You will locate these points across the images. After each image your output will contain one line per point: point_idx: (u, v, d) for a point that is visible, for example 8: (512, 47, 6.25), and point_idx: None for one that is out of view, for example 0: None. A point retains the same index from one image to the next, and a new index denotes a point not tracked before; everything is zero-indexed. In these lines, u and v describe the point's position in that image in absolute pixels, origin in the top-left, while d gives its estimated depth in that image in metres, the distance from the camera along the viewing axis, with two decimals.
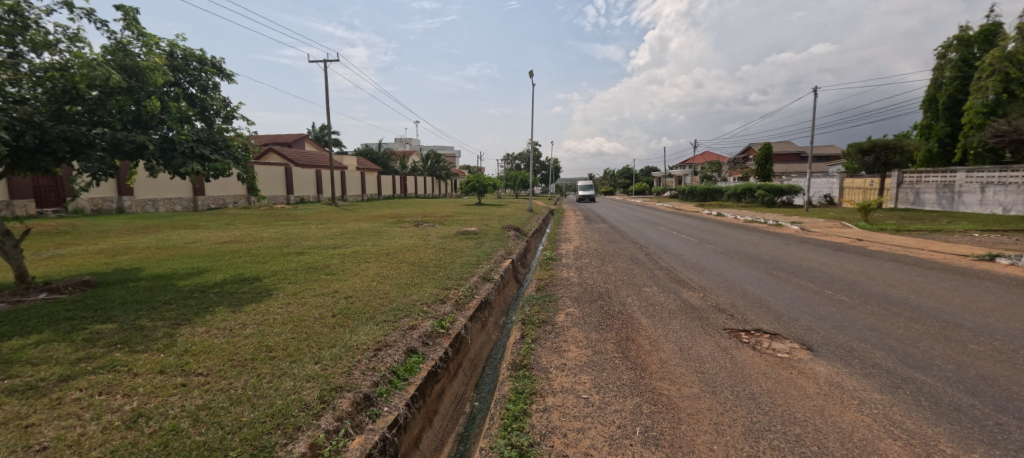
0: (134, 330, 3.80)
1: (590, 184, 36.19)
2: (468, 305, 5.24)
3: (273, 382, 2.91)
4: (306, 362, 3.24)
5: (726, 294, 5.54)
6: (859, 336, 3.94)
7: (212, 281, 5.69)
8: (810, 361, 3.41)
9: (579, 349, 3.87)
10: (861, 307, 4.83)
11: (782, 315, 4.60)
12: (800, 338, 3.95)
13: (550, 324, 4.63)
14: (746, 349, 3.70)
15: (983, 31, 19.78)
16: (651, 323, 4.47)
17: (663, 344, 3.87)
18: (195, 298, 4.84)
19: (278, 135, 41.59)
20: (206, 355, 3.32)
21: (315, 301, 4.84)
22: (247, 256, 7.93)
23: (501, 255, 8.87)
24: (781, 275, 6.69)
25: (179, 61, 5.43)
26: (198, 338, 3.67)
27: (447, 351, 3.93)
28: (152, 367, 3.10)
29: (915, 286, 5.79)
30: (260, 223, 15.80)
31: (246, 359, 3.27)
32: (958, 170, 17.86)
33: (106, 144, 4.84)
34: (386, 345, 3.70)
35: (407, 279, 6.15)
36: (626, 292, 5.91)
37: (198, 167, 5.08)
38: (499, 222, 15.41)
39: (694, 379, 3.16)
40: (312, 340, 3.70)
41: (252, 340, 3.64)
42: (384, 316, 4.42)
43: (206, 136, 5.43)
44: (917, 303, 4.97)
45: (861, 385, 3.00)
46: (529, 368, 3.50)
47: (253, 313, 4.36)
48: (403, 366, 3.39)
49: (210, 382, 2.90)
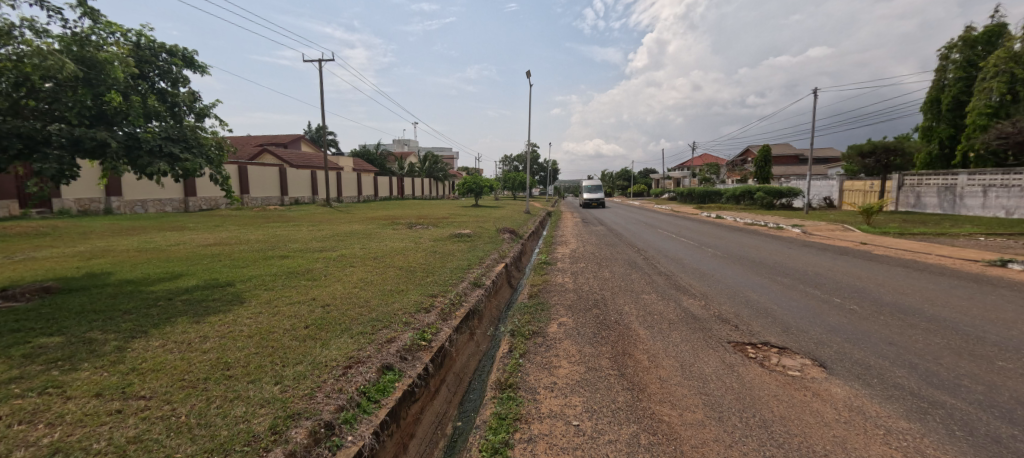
0: (81, 344, 3.45)
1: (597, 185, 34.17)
2: (455, 315, 4.89)
3: (222, 408, 2.57)
4: (265, 383, 2.90)
5: (729, 303, 5.20)
6: (875, 351, 3.61)
7: (181, 287, 5.33)
8: (825, 382, 3.08)
9: (572, 365, 3.55)
10: (874, 318, 4.51)
11: (791, 327, 4.27)
12: (812, 354, 3.62)
13: (540, 337, 4.29)
14: (753, 366, 3.38)
15: (987, 31, 19.59)
16: (649, 335, 4.15)
17: (662, 360, 3.54)
18: (159, 307, 4.47)
19: (275, 136, 41.22)
20: (154, 374, 2.99)
21: (289, 311, 4.49)
22: (228, 260, 7.56)
23: (494, 258, 8.51)
24: (785, 282, 6.35)
25: (146, 53, 5.12)
26: (150, 353, 3.32)
27: (427, 367, 3.59)
28: (89, 389, 2.75)
29: (929, 294, 5.48)
30: (251, 225, 15.38)
31: (197, 379, 2.92)
32: (960, 173, 17.64)
33: (65, 141, 4.53)
34: (358, 361, 3.35)
35: (392, 285, 5.81)
36: (624, 299, 5.58)
37: (166, 167, 4.71)
38: (494, 224, 15.12)
39: (698, 402, 2.83)
40: (277, 356, 3.37)
41: (209, 356, 3.30)
42: (361, 327, 4.07)
43: (176, 134, 5.08)
44: (932, 313, 4.66)
45: (885, 411, 2.67)
46: (515, 389, 3.16)
47: (218, 324, 4.01)
48: (375, 385, 3.05)
49: (150, 407, 2.55)
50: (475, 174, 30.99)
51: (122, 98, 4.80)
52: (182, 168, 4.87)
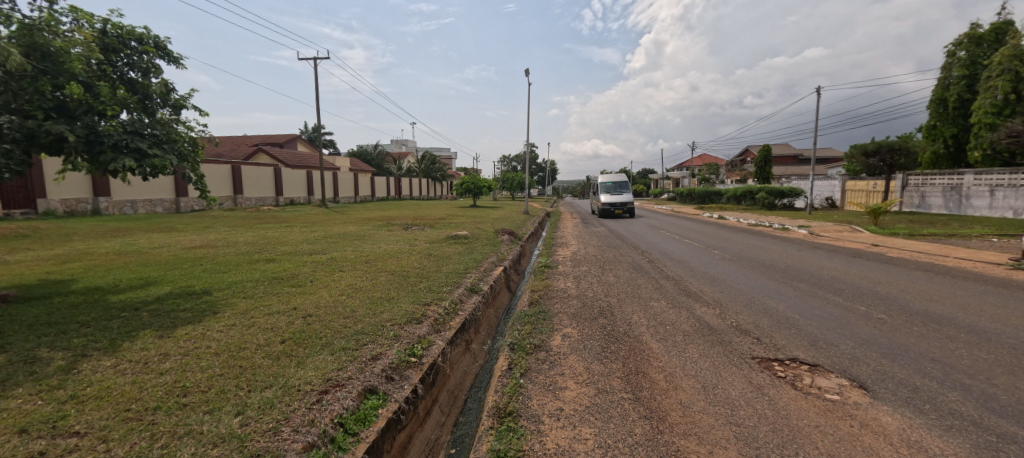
0: (22, 364, 3.03)
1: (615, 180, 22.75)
2: (449, 325, 4.49)
3: (166, 448, 2.17)
4: (224, 415, 2.49)
5: (746, 312, 4.80)
6: (918, 369, 3.23)
7: (152, 296, 4.90)
8: (871, 408, 2.69)
9: (579, 386, 3.15)
10: (907, 329, 4.12)
11: (819, 340, 3.87)
12: (848, 372, 3.23)
13: (543, 351, 3.88)
14: (785, 388, 2.99)
15: (993, 29, 19.35)
16: (663, 350, 3.75)
17: (681, 380, 3.16)
18: (122, 318, 4.05)
19: (270, 136, 40.82)
20: (98, 402, 2.60)
21: (265, 323, 4.06)
22: (210, 265, 7.14)
23: (492, 261, 8.05)
24: (802, 287, 5.95)
25: (113, 40, 4.55)
26: (98, 375, 2.92)
27: (416, 388, 3.19)
28: (14, 423, 2.34)
29: (959, 301, 5.09)
30: (241, 225, 14.97)
31: (146, 410, 2.53)
32: (966, 173, 17.37)
33: (19, 134, 4.06)
34: (336, 384, 2.93)
35: (382, 292, 5.38)
36: (631, 307, 5.17)
37: (132, 164, 4.22)
38: (492, 225, 14.77)
39: (729, 435, 2.42)
40: (245, 377, 2.97)
41: (166, 380, 2.90)
42: (343, 342, 3.66)
43: (145, 128, 4.54)
44: (971, 323, 4.25)
45: (949, 447, 2.27)
46: (516, 418, 2.75)
47: (183, 339, 3.59)
48: (354, 414, 2.65)
49: (80, 449, 2.14)
50: (474, 174, 30.58)
51: (85, 88, 4.28)
52: (150, 164, 4.36)
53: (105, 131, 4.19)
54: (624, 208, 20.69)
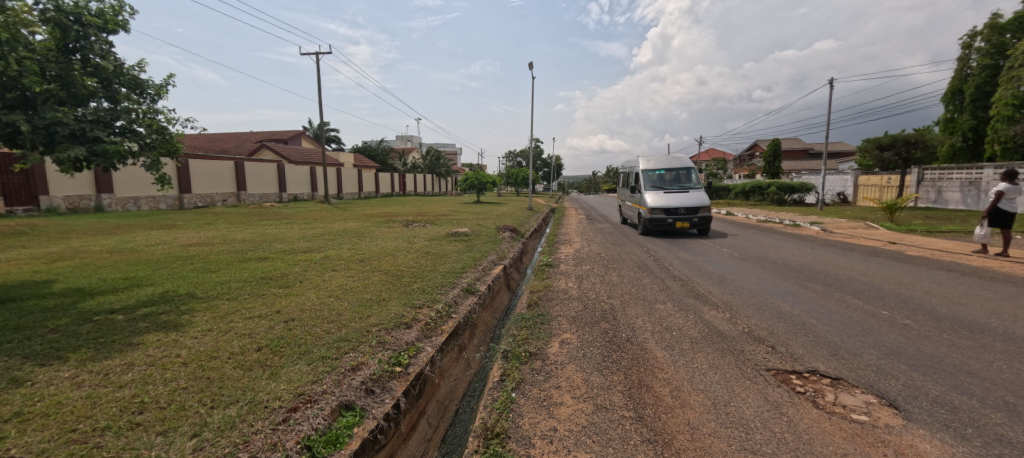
0: None
1: (659, 162, 12.40)
2: (440, 330, 4.21)
3: None
4: (175, 437, 2.23)
5: (759, 317, 4.47)
6: (954, 385, 2.91)
7: (132, 298, 4.67)
8: (905, 432, 2.38)
9: (577, 401, 2.87)
10: (937, 337, 3.78)
11: (840, 350, 3.55)
12: (875, 388, 2.91)
13: (540, 360, 3.60)
14: (806, 406, 2.68)
15: (1017, 16, 18.46)
16: (669, 359, 3.46)
17: (690, 395, 2.86)
18: (92, 324, 3.81)
19: (275, 133, 40.86)
20: (43, 420, 2.36)
21: (244, 328, 3.81)
22: (200, 264, 6.94)
23: (491, 260, 7.76)
24: (820, 289, 5.57)
25: (61, 14, 4.18)
26: (52, 389, 2.68)
27: (399, 403, 2.92)
28: None
29: (991, 305, 4.72)
30: (242, 222, 14.83)
31: (93, 430, 2.29)
32: (984, 167, 16.72)
33: None
34: (308, 400, 2.67)
35: (372, 294, 5.12)
36: (636, 310, 4.88)
37: (83, 154, 3.93)
38: (494, 222, 14.50)
39: None
40: (211, 391, 2.73)
41: (124, 394, 2.66)
42: (323, 350, 3.40)
43: (107, 115, 4.29)
44: (1007, 331, 3.89)
45: None
46: (504, 439, 2.47)
47: (153, 347, 3.35)
48: (325, 435, 2.39)
49: None
50: (477, 170, 30.28)
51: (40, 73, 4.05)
52: (103, 151, 4.06)
53: (56, 119, 3.91)
54: (691, 220, 10.91)
